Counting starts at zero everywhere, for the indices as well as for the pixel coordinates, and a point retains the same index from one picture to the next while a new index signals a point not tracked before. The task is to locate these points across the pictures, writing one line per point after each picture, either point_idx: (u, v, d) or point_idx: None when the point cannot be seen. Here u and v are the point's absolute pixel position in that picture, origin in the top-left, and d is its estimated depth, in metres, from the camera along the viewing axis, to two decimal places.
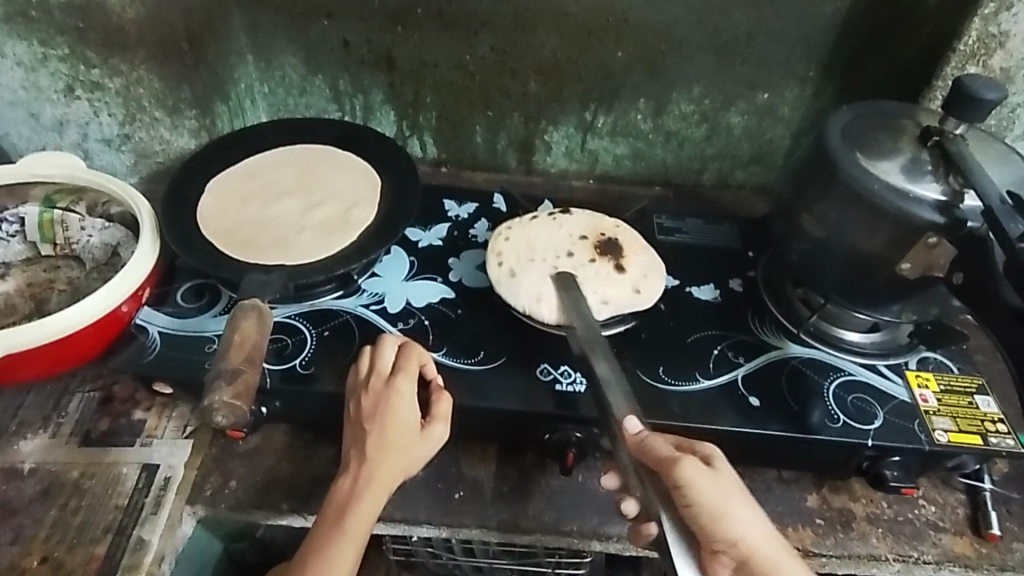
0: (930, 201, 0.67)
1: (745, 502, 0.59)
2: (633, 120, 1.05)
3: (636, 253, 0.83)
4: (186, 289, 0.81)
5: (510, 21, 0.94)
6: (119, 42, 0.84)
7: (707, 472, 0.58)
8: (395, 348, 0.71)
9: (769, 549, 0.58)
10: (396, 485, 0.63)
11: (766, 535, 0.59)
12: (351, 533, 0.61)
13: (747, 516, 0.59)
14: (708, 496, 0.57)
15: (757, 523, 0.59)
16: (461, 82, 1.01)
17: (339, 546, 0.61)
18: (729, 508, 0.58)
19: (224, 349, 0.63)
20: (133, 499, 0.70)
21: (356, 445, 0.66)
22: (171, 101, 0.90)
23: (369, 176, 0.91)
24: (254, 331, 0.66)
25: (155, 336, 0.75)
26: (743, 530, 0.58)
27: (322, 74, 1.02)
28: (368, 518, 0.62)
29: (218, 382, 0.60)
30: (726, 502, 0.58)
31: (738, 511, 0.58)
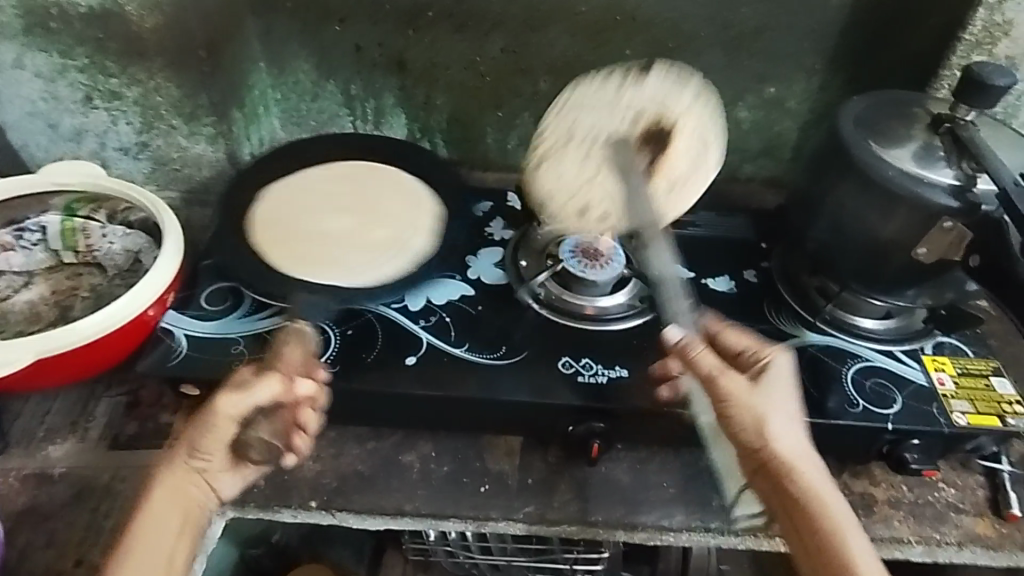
0: (945, 185, 0.67)
1: (791, 404, 0.66)
2: None
3: (681, 156, 0.84)
4: (209, 292, 0.82)
5: (521, 22, 0.96)
6: (138, 50, 0.85)
7: (749, 386, 0.65)
8: (315, 408, 0.71)
9: (798, 460, 0.63)
10: (171, 500, 0.62)
11: (800, 437, 0.65)
12: (148, 545, 0.60)
13: (790, 419, 0.65)
14: (752, 407, 0.64)
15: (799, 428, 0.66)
16: (472, 83, 1.02)
17: (143, 559, 0.59)
18: (774, 403, 0.65)
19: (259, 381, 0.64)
20: None
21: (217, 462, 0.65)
22: (189, 108, 0.90)
23: (423, 203, 0.92)
24: (298, 352, 0.70)
25: (181, 339, 0.76)
26: (785, 438, 0.63)
27: (334, 79, 1.03)
28: (189, 538, 0.63)
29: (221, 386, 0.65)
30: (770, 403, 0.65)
31: (778, 418, 0.64)
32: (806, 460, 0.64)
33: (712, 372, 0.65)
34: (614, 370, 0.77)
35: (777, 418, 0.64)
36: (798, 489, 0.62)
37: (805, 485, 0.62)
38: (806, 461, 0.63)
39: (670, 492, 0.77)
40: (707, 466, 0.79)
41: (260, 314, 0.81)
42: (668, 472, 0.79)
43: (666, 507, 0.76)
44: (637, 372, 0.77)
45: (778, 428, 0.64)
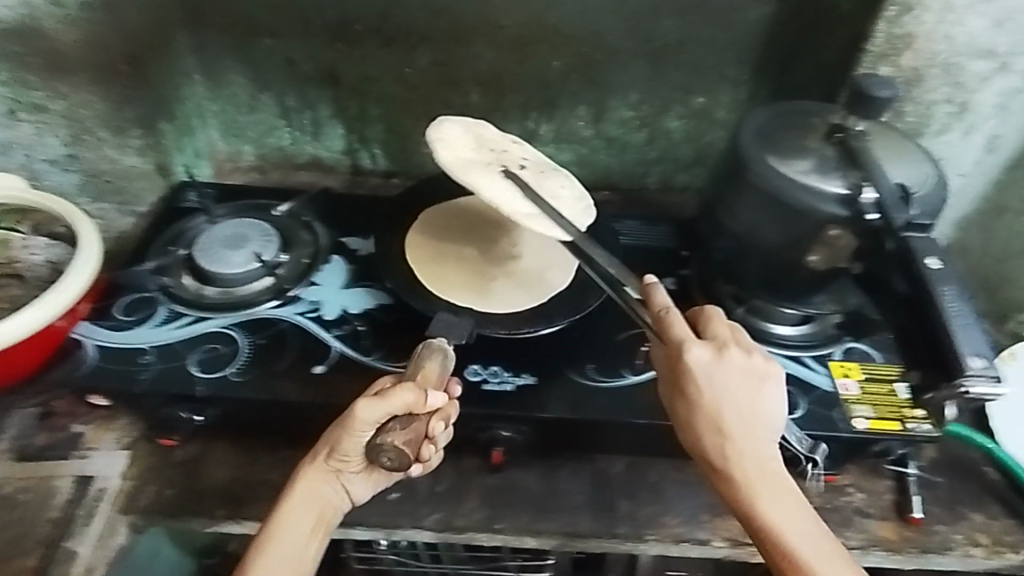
0: (834, 194, 0.68)
1: (752, 401, 0.63)
2: (575, 127, 1.07)
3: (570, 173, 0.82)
4: (125, 302, 0.82)
5: (448, 35, 0.97)
6: (60, 65, 0.85)
7: (716, 364, 0.63)
8: (444, 420, 0.65)
9: (758, 464, 0.62)
10: (310, 508, 0.66)
11: (762, 435, 0.63)
12: (287, 539, 0.64)
13: (751, 420, 0.63)
14: (711, 388, 0.62)
15: (769, 425, 0.63)
16: (404, 94, 1.04)
17: (274, 556, 0.63)
18: (731, 407, 0.62)
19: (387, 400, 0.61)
20: (66, 511, 0.72)
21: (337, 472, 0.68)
22: (116, 121, 0.92)
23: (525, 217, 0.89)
24: (435, 374, 0.66)
25: (92, 350, 0.77)
26: (740, 426, 0.62)
27: (269, 91, 1.04)
28: (321, 534, 0.66)
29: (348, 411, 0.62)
30: (723, 407, 0.62)
31: (732, 408, 0.62)
32: (768, 463, 0.62)
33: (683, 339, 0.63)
34: (522, 377, 0.77)
35: (737, 406, 0.62)
36: (753, 499, 0.61)
37: (746, 474, 0.62)
38: (751, 455, 0.62)
39: (580, 499, 0.78)
40: (618, 472, 0.80)
41: (176, 323, 0.80)
42: (579, 478, 0.79)
43: (574, 513, 0.77)
44: (546, 380, 0.77)
45: (733, 412, 0.62)
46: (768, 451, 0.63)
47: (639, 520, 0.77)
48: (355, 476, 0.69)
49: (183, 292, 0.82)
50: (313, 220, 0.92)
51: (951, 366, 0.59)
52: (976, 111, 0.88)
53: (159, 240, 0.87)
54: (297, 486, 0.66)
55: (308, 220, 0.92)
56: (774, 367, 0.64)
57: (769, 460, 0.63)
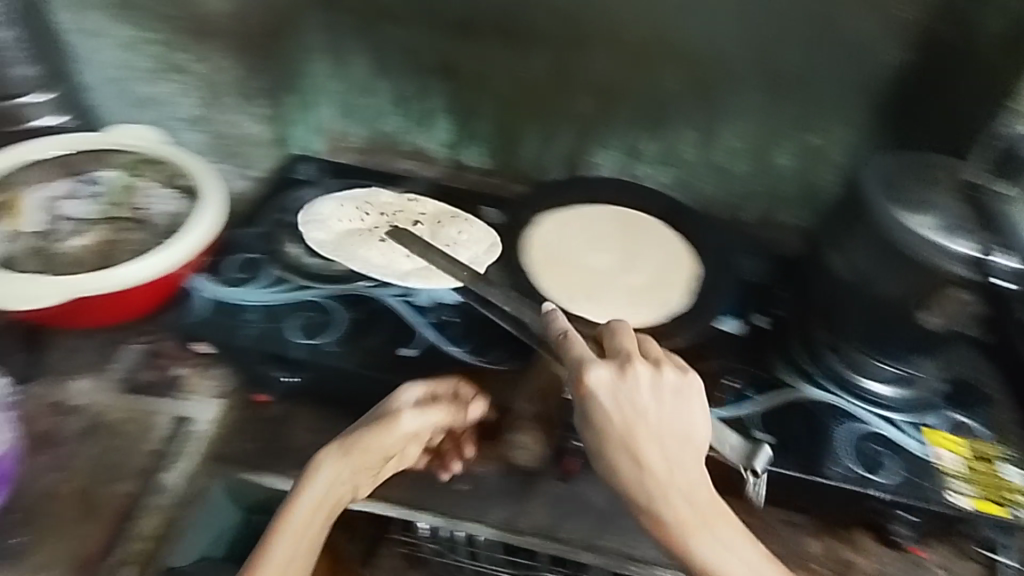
0: (964, 256, 0.64)
1: (672, 419, 0.61)
2: (680, 149, 1.06)
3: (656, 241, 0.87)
4: (236, 260, 0.85)
5: (567, 40, 0.98)
6: (205, 32, 0.98)
7: (608, 383, 0.61)
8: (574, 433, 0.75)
9: (691, 492, 0.59)
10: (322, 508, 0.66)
11: (688, 458, 0.60)
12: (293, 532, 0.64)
13: (678, 437, 0.60)
14: (617, 412, 0.60)
15: (680, 438, 0.61)
16: (515, 94, 1.05)
17: (286, 549, 0.63)
18: (658, 431, 0.60)
19: (399, 415, 0.70)
20: (162, 446, 0.76)
21: (352, 465, 0.68)
22: (245, 88, 1.03)
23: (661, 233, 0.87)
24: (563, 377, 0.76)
25: (201, 301, 0.80)
26: (658, 453, 0.59)
27: (386, 77, 1.07)
28: (326, 521, 0.66)
29: (369, 416, 0.72)
30: (635, 428, 0.60)
31: (679, 440, 0.60)
32: (695, 488, 0.59)
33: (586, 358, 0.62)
34: None
35: (660, 428, 0.60)
36: (699, 537, 0.58)
37: (672, 509, 0.58)
38: (684, 487, 0.59)
39: (646, 525, 0.76)
40: None
41: (279, 286, 0.83)
42: None
43: (639, 538, 0.75)
44: None
45: (657, 437, 0.60)
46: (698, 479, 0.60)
47: None
48: (364, 473, 0.69)
49: (286, 259, 0.85)
50: (414, 205, 0.94)
51: None
52: None
53: (270, 208, 0.92)
54: (304, 486, 0.66)
55: (408, 204, 0.94)
56: (693, 386, 0.63)
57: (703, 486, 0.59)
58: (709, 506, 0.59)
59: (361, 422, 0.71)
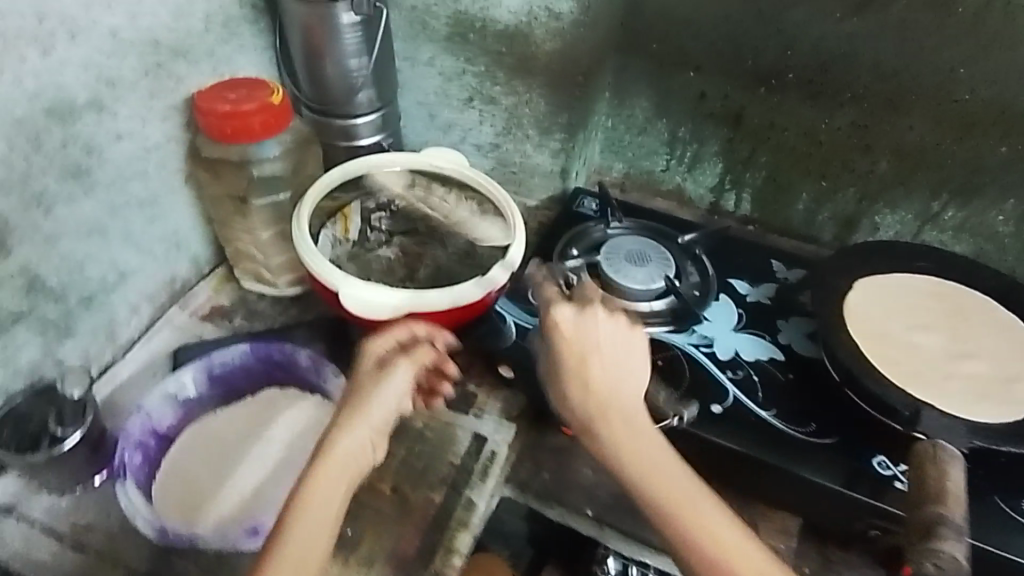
0: None
1: (638, 389, 0.61)
2: (991, 220, 0.95)
3: (990, 335, 0.80)
4: (535, 288, 0.90)
5: (884, 100, 0.92)
6: (527, 67, 0.95)
7: (587, 317, 0.63)
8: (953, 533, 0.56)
9: (652, 445, 0.59)
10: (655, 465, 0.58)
11: (626, 393, 0.61)
12: (321, 494, 0.59)
13: (617, 380, 0.61)
14: (593, 346, 0.62)
15: (633, 400, 0.60)
16: (804, 148, 1.01)
17: (318, 505, 0.58)
18: (620, 386, 0.61)
19: (399, 366, 0.66)
20: (464, 461, 0.77)
21: (368, 427, 0.63)
22: (547, 123, 0.99)
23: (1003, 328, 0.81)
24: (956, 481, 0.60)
25: (511, 327, 0.86)
26: (630, 391, 0.61)
27: (666, 119, 1.07)
28: (350, 494, 0.61)
29: (364, 364, 0.68)
30: (610, 386, 0.60)
31: (598, 360, 0.61)
32: (663, 462, 0.58)
33: (556, 299, 0.65)
34: None
35: (613, 356, 0.62)
36: (680, 509, 0.56)
37: (630, 456, 0.58)
38: (640, 419, 0.60)
39: None
40: None
41: None
42: None
43: None
44: None
45: (609, 362, 0.62)
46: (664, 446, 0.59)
47: None
48: (381, 435, 0.64)
49: None
50: (702, 255, 0.91)
51: None
52: None
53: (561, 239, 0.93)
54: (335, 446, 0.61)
55: (697, 253, 0.91)
56: (634, 336, 0.64)
57: (682, 477, 0.57)
58: (685, 477, 0.57)
59: (358, 373, 0.67)
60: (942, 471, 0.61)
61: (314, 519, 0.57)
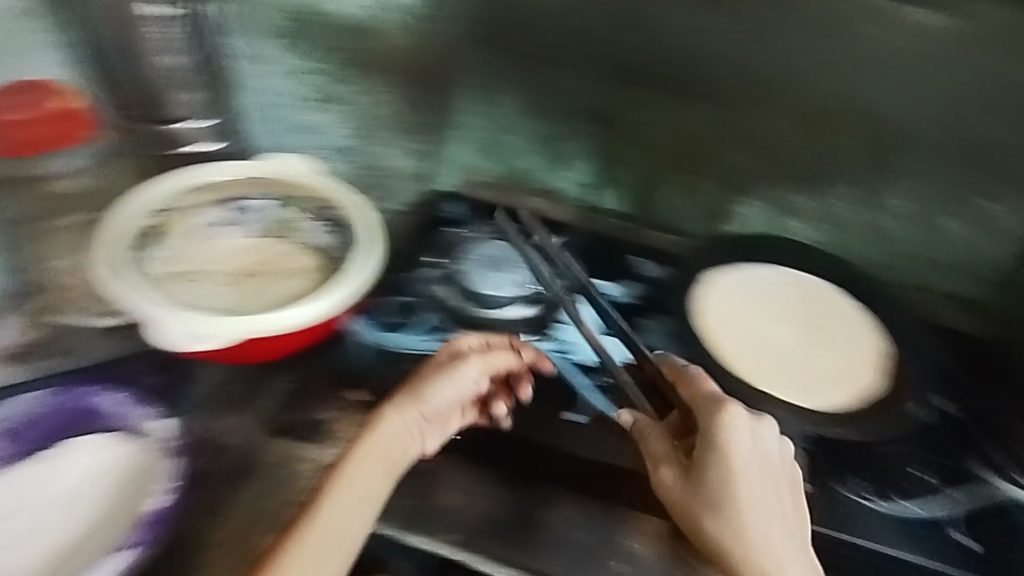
0: None
1: (773, 485, 0.66)
2: (841, 210, 0.99)
3: (836, 324, 0.85)
4: (395, 303, 0.85)
5: (740, 96, 0.94)
6: (376, 64, 0.98)
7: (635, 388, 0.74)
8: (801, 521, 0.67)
9: (742, 512, 0.64)
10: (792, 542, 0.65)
11: (768, 495, 0.66)
12: (350, 490, 0.68)
13: (765, 483, 0.66)
14: (740, 453, 0.66)
15: (770, 510, 0.65)
16: (671, 146, 1.01)
17: (338, 511, 0.66)
18: (755, 484, 0.65)
19: (463, 361, 0.76)
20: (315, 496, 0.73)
21: (379, 467, 0.69)
22: (406, 121, 1.01)
23: (846, 316, 0.86)
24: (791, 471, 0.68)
25: (370, 343, 0.82)
26: (755, 496, 0.65)
27: (534, 119, 1.02)
28: (390, 479, 0.70)
29: (438, 357, 0.78)
30: (736, 469, 0.65)
31: (756, 479, 0.65)
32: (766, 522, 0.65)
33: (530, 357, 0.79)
34: None
35: (748, 469, 0.65)
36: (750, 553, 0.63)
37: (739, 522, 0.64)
38: (765, 509, 0.65)
39: None
40: None
41: (438, 335, 0.83)
42: None
43: None
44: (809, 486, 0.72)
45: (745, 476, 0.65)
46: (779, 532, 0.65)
47: None
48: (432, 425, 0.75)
49: (447, 306, 0.85)
50: (569, 258, 0.92)
51: None
52: None
53: (425, 245, 0.90)
54: (380, 429, 0.72)
55: (563, 256, 0.92)
56: (788, 447, 0.69)
57: (789, 546, 0.64)
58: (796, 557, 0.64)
59: (431, 362, 0.78)
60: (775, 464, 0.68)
61: (331, 528, 0.65)
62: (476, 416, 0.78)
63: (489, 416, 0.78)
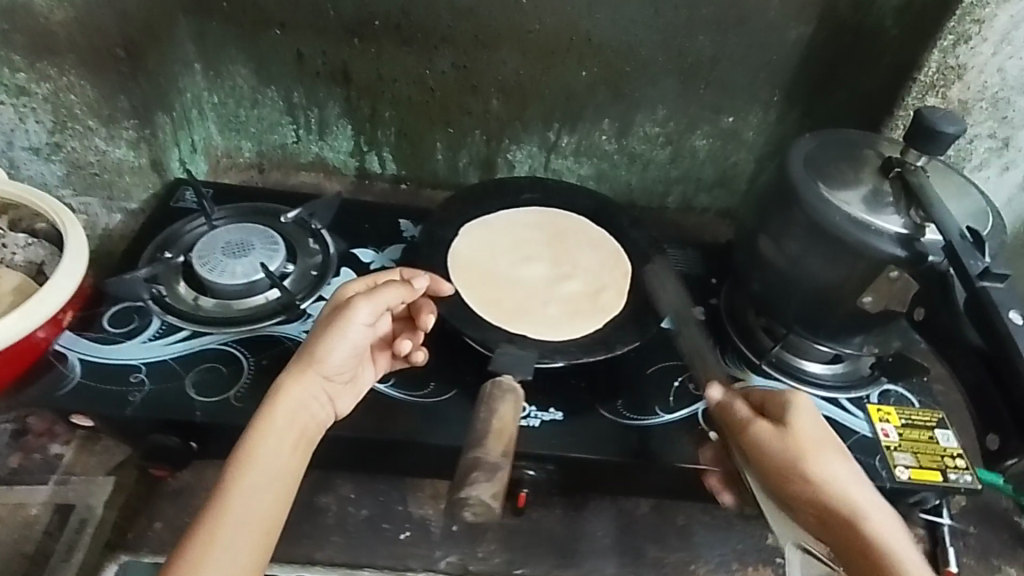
0: (891, 233, 0.65)
1: (843, 461, 0.57)
2: (597, 141, 1.03)
3: (585, 251, 0.83)
4: (115, 312, 0.75)
5: (471, 37, 0.92)
6: (48, 45, 0.77)
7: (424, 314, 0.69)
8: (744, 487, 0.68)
9: (863, 500, 0.55)
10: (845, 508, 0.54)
11: (835, 457, 0.57)
12: (263, 468, 0.54)
13: (845, 472, 0.56)
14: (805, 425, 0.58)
15: (852, 475, 0.57)
16: (420, 97, 0.98)
17: (247, 497, 0.52)
18: (824, 460, 0.57)
19: (349, 311, 0.62)
20: (42, 545, 0.65)
21: (260, 474, 0.53)
22: (108, 110, 0.85)
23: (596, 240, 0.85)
24: (513, 417, 0.56)
25: (75, 365, 0.70)
26: (831, 471, 0.56)
27: (274, 86, 0.98)
28: (303, 453, 0.57)
29: (326, 313, 0.64)
30: (808, 449, 0.57)
31: (828, 455, 0.57)
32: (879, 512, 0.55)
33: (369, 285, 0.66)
34: (548, 413, 0.73)
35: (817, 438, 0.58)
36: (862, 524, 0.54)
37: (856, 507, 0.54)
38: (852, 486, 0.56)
39: (604, 543, 0.73)
40: (643, 514, 0.75)
41: (170, 337, 0.73)
42: (602, 519, 0.75)
43: (598, 558, 0.72)
44: (573, 416, 0.73)
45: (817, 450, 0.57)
46: (883, 509, 0.55)
47: (666, 567, 0.72)
48: (338, 383, 0.64)
49: (179, 304, 0.76)
50: (322, 229, 0.86)
51: None
52: (1018, 147, 0.86)
53: (154, 242, 0.82)
54: (281, 398, 0.58)
55: (315, 227, 0.86)
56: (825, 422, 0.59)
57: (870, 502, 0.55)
58: (898, 529, 0.54)
59: (319, 321, 0.64)
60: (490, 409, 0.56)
61: (243, 516, 0.51)
62: (386, 364, 0.71)
63: (396, 355, 0.70)
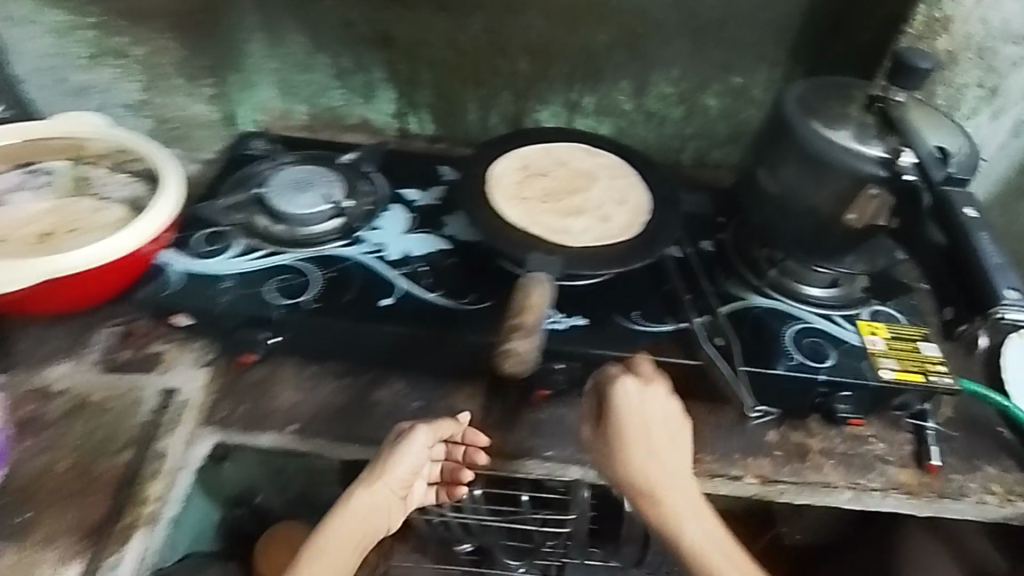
0: (874, 157, 0.74)
1: (661, 456, 0.73)
2: (616, 100, 1.13)
3: (601, 185, 0.94)
4: (201, 236, 0.87)
5: (501, 3, 1.03)
6: (142, 11, 0.92)
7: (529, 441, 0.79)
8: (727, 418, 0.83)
9: (672, 495, 0.72)
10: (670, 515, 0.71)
11: (664, 467, 0.73)
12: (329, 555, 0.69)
13: (662, 466, 0.73)
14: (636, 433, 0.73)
15: (652, 456, 0.73)
16: (456, 60, 1.10)
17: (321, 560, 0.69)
18: (647, 451, 0.73)
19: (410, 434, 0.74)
20: (151, 419, 0.77)
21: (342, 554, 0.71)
22: (190, 68, 1.00)
23: (618, 178, 0.96)
24: (540, 302, 0.78)
25: (174, 275, 0.82)
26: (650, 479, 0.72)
27: (325, 53, 1.10)
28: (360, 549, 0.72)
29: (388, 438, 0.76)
30: (642, 447, 0.73)
31: (644, 462, 0.73)
32: (695, 508, 0.72)
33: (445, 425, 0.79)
34: (572, 319, 0.83)
35: (646, 442, 0.73)
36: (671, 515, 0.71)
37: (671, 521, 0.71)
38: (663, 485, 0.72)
39: None
40: None
41: (251, 256, 0.85)
42: None
43: None
44: (593, 325, 0.83)
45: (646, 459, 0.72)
46: (686, 501, 0.72)
47: None
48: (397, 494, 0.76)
49: (256, 229, 0.88)
50: (371, 172, 0.99)
51: (984, 300, 0.59)
52: (1004, 95, 0.95)
53: (229, 181, 0.95)
54: (349, 509, 0.72)
55: (366, 170, 0.98)
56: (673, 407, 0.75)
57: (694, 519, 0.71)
58: (696, 517, 0.71)
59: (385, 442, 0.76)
60: (524, 295, 0.79)
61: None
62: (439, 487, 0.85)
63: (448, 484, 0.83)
